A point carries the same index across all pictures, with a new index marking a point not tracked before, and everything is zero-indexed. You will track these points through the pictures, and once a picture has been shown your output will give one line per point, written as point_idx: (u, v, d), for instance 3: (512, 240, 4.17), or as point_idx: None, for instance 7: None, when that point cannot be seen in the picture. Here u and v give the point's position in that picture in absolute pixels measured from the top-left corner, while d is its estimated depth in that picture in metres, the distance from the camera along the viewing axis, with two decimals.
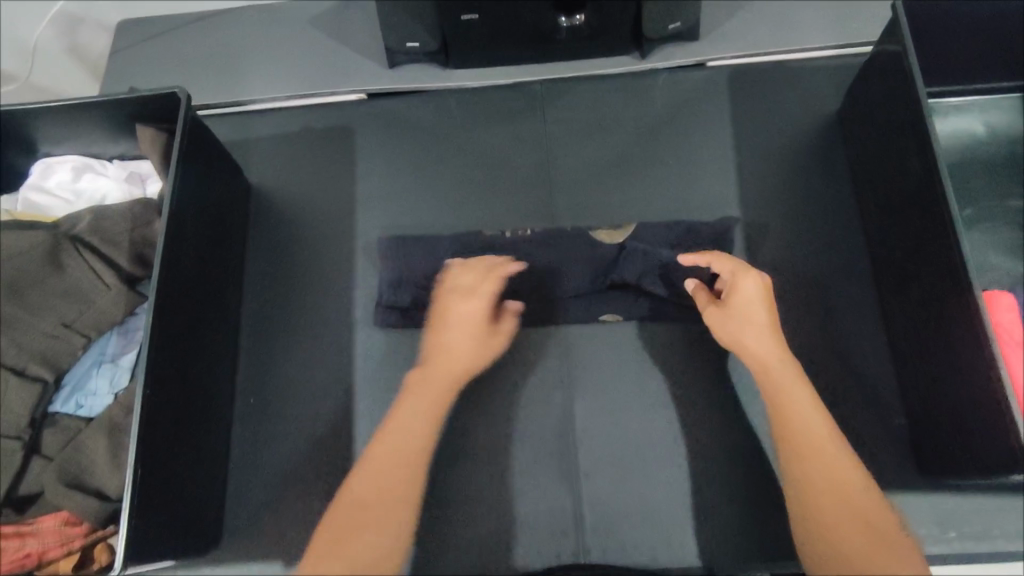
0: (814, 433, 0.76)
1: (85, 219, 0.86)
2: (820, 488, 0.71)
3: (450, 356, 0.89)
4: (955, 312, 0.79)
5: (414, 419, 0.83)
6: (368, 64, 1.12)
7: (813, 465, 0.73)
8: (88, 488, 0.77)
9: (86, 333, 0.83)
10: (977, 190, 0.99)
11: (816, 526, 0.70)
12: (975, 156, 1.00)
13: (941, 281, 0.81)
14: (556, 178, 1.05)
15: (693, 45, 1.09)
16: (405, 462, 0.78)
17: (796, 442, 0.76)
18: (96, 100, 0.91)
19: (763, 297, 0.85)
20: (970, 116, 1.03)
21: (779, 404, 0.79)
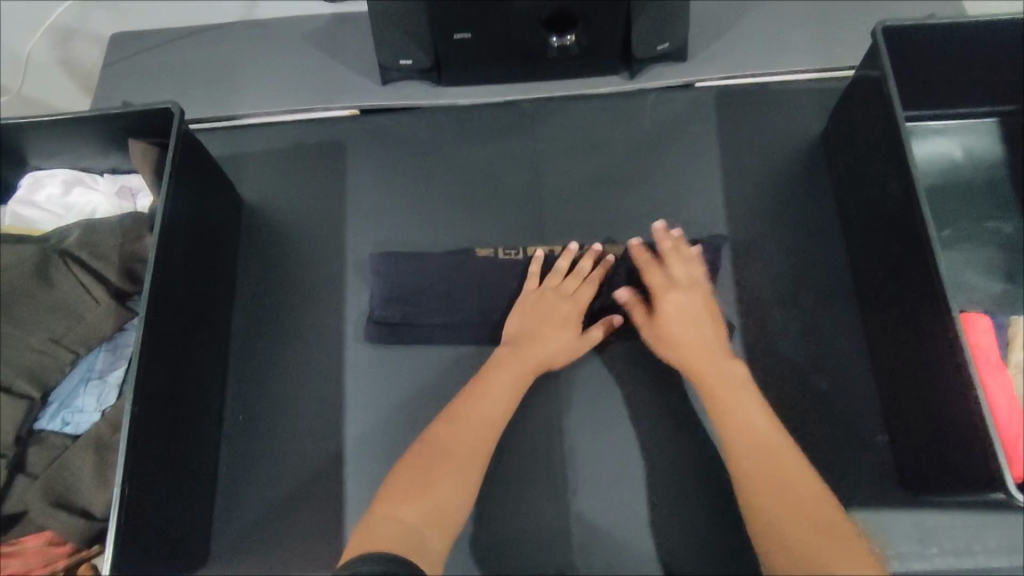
0: (754, 435, 0.80)
1: (74, 234, 0.86)
2: (761, 479, 0.77)
3: (539, 345, 0.91)
4: (934, 331, 0.81)
5: (488, 394, 0.87)
6: (360, 80, 1.13)
7: (753, 461, 0.78)
8: (73, 507, 0.76)
9: (74, 349, 0.83)
10: (956, 212, 1.01)
11: (759, 512, 0.75)
12: (954, 179, 1.03)
13: (920, 300, 0.84)
14: (547, 196, 1.07)
15: (681, 65, 1.12)
16: (478, 429, 0.84)
17: (738, 442, 0.80)
18: (88, 114, 0.91)
19: (691, 313, 0.91)
20: (948, 140, 1.06)
21: (721, 409, 0.84)
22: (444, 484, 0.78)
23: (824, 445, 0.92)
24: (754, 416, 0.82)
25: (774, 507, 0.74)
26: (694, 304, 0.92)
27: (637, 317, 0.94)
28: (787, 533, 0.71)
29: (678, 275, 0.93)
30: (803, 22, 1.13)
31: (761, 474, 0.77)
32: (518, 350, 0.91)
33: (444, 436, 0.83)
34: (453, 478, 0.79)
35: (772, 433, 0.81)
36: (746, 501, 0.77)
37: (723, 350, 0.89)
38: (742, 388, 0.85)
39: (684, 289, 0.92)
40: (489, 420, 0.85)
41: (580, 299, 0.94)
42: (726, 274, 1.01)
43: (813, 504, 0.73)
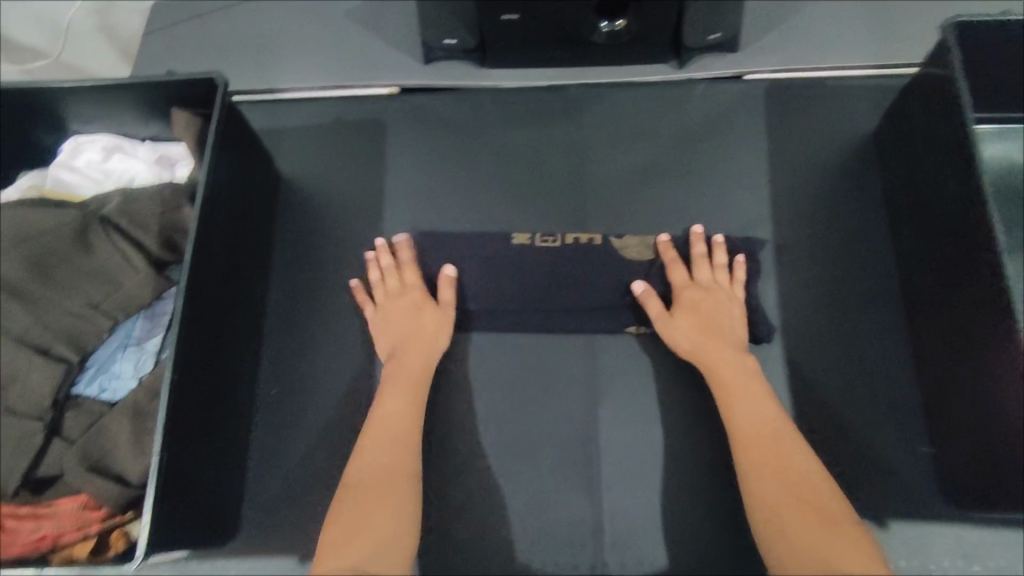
0: (759, 428, 0.81)
1: (115, 200, 0.85)
2: (763, 473, 0.77)
3: (417, 348, 0.90)
4: (988, 340, 0.79)
5: (396, 416, 0.85)
6: (402, 58, 1.11)
7: (757, 454, 0.79)
8: (109, 473, 0.76)
9: (113, 315, 0.82)
10: (1014, 219, 0.98)
11: (761, 505, 0.75)
12: (1013, 185, 0.99)
13: (975, 308, 0.81)
14: (588, 184, 1.04)
15: (731, 57, 1.08)
16: (396, 449, 0.82)
17: (744, 435, 0.81)
18: (133, 81, 0.90)
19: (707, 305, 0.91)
20: (1008, 144, 1.02)
21: (728, 402, 0.85)
22: (389, 512, 0.74)
23: (867, 453, 0.90)
24: (761, 409, 0.83)
25: (777, 501, 0.74)
26: (712, 300, 0.91)
27: (652, 309, 0.92)
28: (789, 527, 0.71)
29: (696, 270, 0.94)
30: (860, 16, 1.10)
31: (765, 469, 0.77)
32: (403, 357, 0.90)
33: (360, 468, 0.79)
34: (389, 499, 0.76)
35: (774, 416, 0.82)
36: (749, 495, 0.77)
37: (737, 348, 0.89)
38: (750, 382, 0.85)
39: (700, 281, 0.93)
40: (401, 432, 0.83)
41: (408, 285, 0.95)
42: (771, 273, 0.99)
43: (816, 498, 0.73)
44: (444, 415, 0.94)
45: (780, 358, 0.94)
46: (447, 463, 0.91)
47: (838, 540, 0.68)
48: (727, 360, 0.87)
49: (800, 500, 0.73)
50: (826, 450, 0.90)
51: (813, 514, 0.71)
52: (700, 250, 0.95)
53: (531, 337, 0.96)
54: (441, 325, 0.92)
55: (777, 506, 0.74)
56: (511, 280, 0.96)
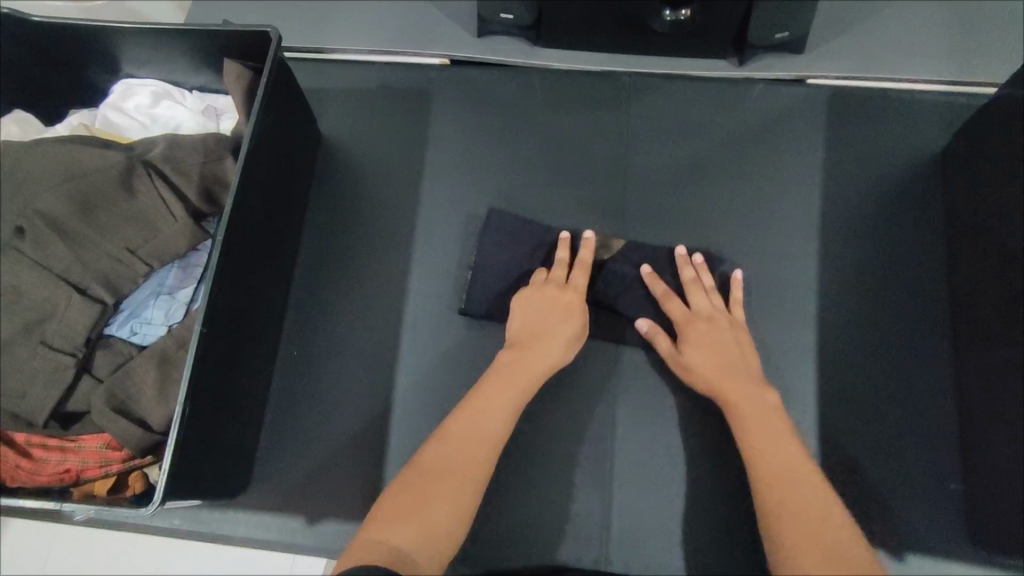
0: (775, 463, 0.75)
1: (159, 146, 0.86)
2: (777, 509, 0.72)
3: (538, 345, 0.85)
4: None
5: (495, 408, 0.80)
6: (456, 29, 1.09)
7: (778, 495, 0.73)
8: (131, 416, 0.77)
9: (149, 262, 0.83)
10: None
11: (778, 543, 0.69)
12: None
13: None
14: (632, 176, 1.01)
15: (795, 59, 1.04)
16: (476, 446, 0.76)
17: (763, 470, 0.75)
18: (188, 28, 0.89)
19: (714, 336, 0.86)
20: None
21: (746, 435, 0.79)
22: (447, 509, 0.71)
23: (893, 485, 0.87)
24: (783, 448, 0.76)
25: (795, 540, 0.68)
26: (720, 329, 0.87)
27: (663, 349, 0.88)
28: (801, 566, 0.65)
29: (698, 298, 0.90)
30: (937, 27, 1.04)
31: (784, 505, 0.71)
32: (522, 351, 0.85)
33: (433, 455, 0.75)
34: (449, 501, 0.71)
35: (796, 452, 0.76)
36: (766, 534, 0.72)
37: (759, 380, 0.83)
38: (772, 416, 0.79)
39: (704, 308, 0.89)
40: (488, 432, 0.78)
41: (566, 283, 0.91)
42: (812, 286, 0.95)
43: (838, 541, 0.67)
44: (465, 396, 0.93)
45: (812, 376, 0.91)
46: None
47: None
48: (750, 396, 0.81)
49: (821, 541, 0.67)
50: (848, 475, 0.88)
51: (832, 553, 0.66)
52: (690, 275, 0.92)
53: None
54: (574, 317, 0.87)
55: (791, 541, 0.68)
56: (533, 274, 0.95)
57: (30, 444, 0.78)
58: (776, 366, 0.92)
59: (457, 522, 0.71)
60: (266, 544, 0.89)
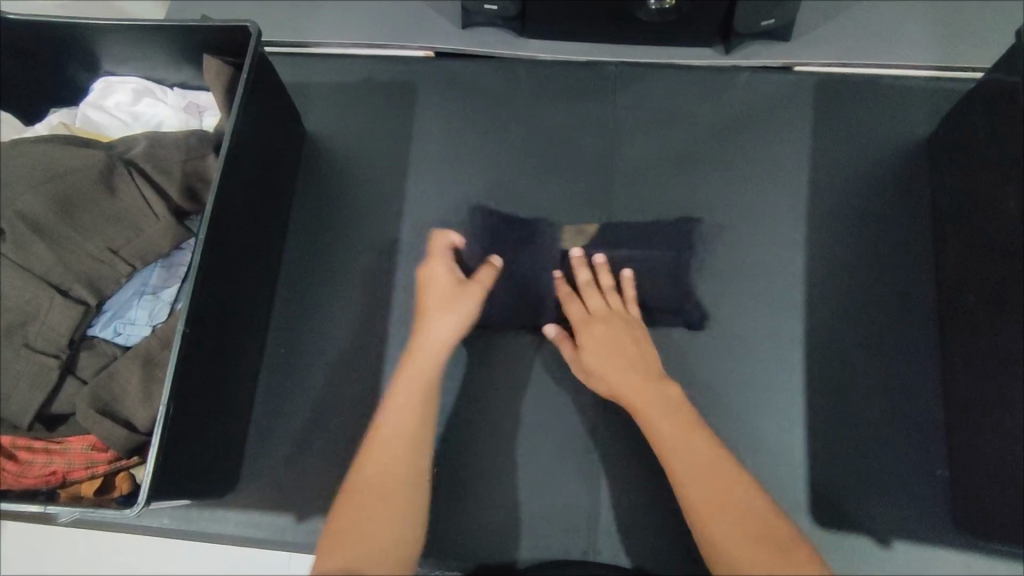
0: (695, 460, 0.73)
1: (140, 145, 0.85)
2: (706, 509, 0.70)
3: (422, 337, 0.84)
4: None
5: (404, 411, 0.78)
6: (440, 21, 1.08)
7: (703, 495, 0.71)
8: (116, 417, 0.77)
9: (132, 262, 0.83)
10: None
11: (714, 543, 0.68)
12: None
13: (1014, 334, 0.77)
14: (619, 168, 1.01)
15: (782, 46, 1.03)
16: (394, 450, 0.76)
17: (681, 471, 0.73)
18: (166, 24, 0.88)
19: (609, 340, 0.86)
20: None
21: (654, 435, 0.78)
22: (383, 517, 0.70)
23: (880, 474, 0.87)
24: (697, 441, 0.75)
25: (728, 540, 0.67)
26: (617, 328, 0.87)
27: (566, 352, 0.89)
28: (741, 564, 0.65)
29: (592, 301, 0.90)
30: (924, 13, 1.03)
31: (710, 503, 0.70)
32: (416, 345, 0.84)
33: (359, 476, 0.74)
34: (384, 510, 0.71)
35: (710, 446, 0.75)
36: (699, 534, 0.70)
37: (655, 373, 0.83)
38: (684, 417, 0.77)
39: (597, 309, 0.89)
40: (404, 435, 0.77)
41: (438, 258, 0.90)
42: (799, 277, 0.95)
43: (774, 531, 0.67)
44: (453, 392, 0.92)
45: (800, 366, 0.91)
46: (448, 437, 0.91)
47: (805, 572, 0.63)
48: (652, 396, 0.80)
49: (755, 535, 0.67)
50: (835, 463, 0.88)
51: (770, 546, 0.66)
52: (584, 279, 0.92)
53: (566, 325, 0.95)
54: (466, 298, 0.87)
55: (730, 548, 0.67)
56: (517, 272, 0.96)
57: (15, 446, 0.77)
58: (764, 357, 0.92)
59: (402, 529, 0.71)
60: (256, 542, 0.89)
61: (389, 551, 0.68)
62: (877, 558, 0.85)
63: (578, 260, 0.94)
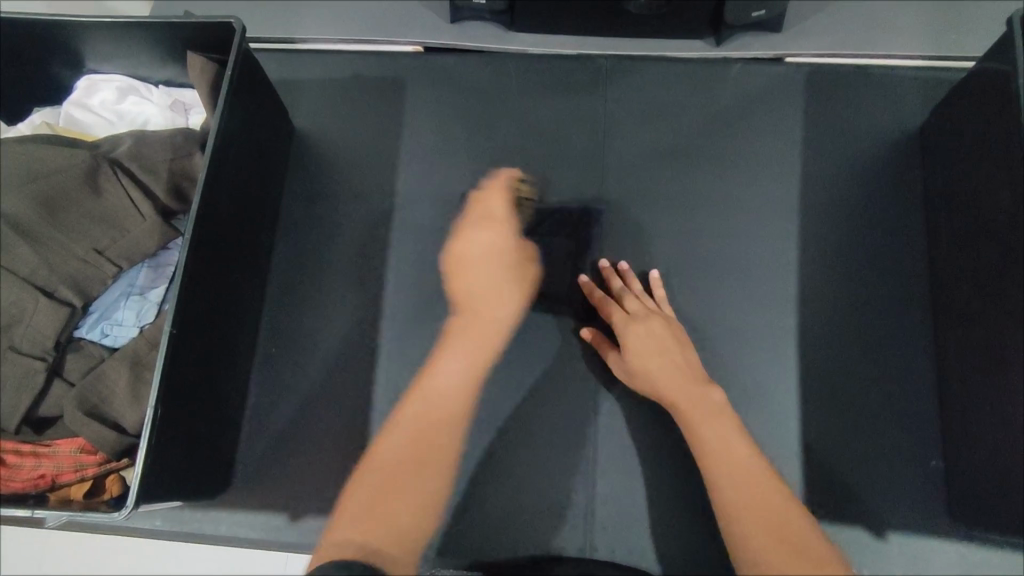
0: (728, 460, 0.75)
1: (125, 143, 0.84)
2: (738, 511, 0.71)
3: (479, 313, 0.89)
4: (1018, 359, 0.75)
5: (450, 385, 0.83)
6: (428, 15, 1.07)
7: (736, 493, 0.73)
8: (105, 419, 0.77)
9: (118, 262, 0.82)
10: None
11: (746, 545, 0.69)
12: None
13: (1008, 324, 0.77)
14: (610, 162, 1.00)
15: (773, 37, 1.03)
16: (430, 430, 0.80)
17: (721, 473, 0.74)
18: (149, 21, 0.87)
19: (651, 339, 0.85)
20: None
21: (697, 437, 0.78)
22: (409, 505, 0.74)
23: (876, 467, 0.87)
24: (731, 440, 0.77)
25: (761, 543, 0.68)
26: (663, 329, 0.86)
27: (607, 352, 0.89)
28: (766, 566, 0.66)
29: (630, 301, 0.89)
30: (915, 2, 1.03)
31: (745, 507, 0.71)
32: (468, 316, 0.89)
33: (387, 442, 0.79)
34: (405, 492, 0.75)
35: (743, 447, 0.76)
36: (727, 534, 0.71)
37: (702, 378, 0.83)
38: (718, 416, 0.79)
39: (636, 310, 0.88)
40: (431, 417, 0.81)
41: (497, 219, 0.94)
42: (793, 269, 0.95)
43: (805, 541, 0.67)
44: None
45: (794, 358, 0.91)
46: None
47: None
48: (692, 395, 0.80)
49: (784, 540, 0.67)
50: (830, 455, 0.88)
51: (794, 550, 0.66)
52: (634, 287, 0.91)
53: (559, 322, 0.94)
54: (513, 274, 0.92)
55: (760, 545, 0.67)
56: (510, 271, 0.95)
57: (3, 450, 0.76)
58: (757, 350, 0.92)
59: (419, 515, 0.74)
60: (249, 543, 0.89)
61: (407, 532, 0.71)
62: (873, 550, 0.85)
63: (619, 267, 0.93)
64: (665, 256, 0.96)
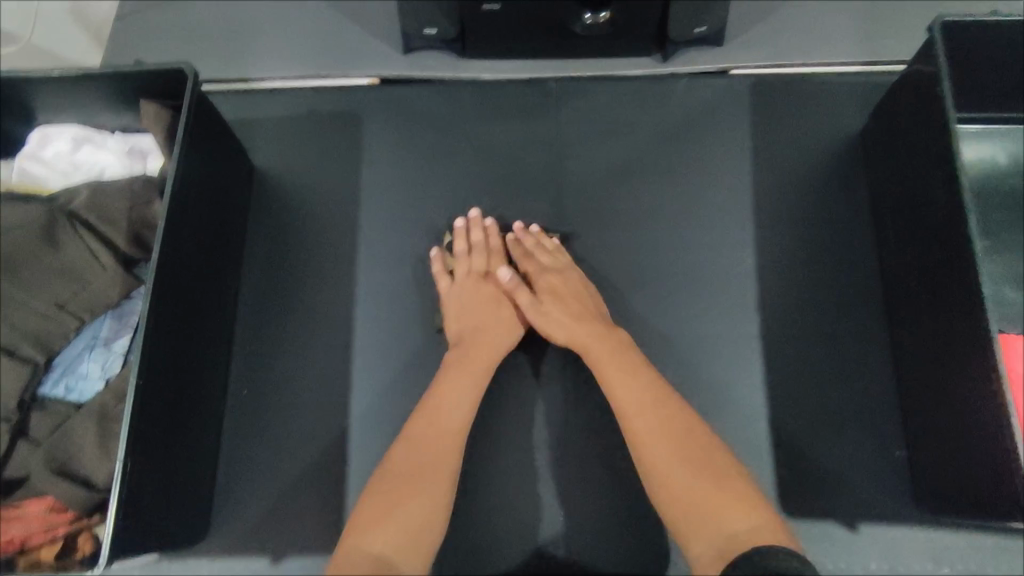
0: (649, 411, 0.79)
1: (82, 194, 0.83)
2: (649, 449, 0.77)
3: (479, 347, 0.88)
4: (968, 346, 0.78)
5: (452, 401, 0.83)
6: (382, 48, 1.09)
7: (658, 444, 0.77)
8: (74, 477, 0.76)
9: (81, 316, 0.81)
10: (999, 222, 0.95)
11: (662, 480, 0.75)
12: (996, 186, 0.97)
13: (955, 312, 0.80)
14: (568, 181, 1.03)
15: (715, 51, 1.06)
16: (440, 448, 0.79)
17: (631, 414, 0.80)
18: (99, 71, 0.87)
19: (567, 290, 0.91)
20: (995, 144, 0.99)
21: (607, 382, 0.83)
22: (418, 508, 0.73)
23: (845, 460, 0.90)
24: (646, 392, 0.81)
25: (684, 488, 0.73)
26: (569, 282, 0.92)
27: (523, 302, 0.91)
28: (696, 510, 0.71)
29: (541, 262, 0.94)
30: (847, 11, 1.08)
31: (664, 455, 0.76)
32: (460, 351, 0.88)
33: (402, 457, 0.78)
34: (419, 499, 0.74)
35: (659, 396, 0.81)
36: (643, 471, 0.78)
37: (608, 325, 0.88)
38: (635, 371, 0.83)
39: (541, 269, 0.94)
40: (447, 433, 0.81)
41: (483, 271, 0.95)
42: (751, 274, 0.98)
43: (723, 470, 0.74)
44: None
45: (758, 360, 0.94)
46: None
47: (744, 513, 0.69)
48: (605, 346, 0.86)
49: (700, 472, 0.73)
50: (800, 452, 0.90)
51: (709, 480, 0.73)
52: (531, 243, 0.95)
53: (530, 341, 0.96)
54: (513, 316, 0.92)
55: (684, 492, 0.73)
56: None
57: None
58: (723, 356, 0.94)
59: (433, 524, 0.73)
60: None
61: (419, 536, 0.71)
62: (848, 542, 0.87)
63: (521, 227, 0.96)
64: (628, 270, 0.98)
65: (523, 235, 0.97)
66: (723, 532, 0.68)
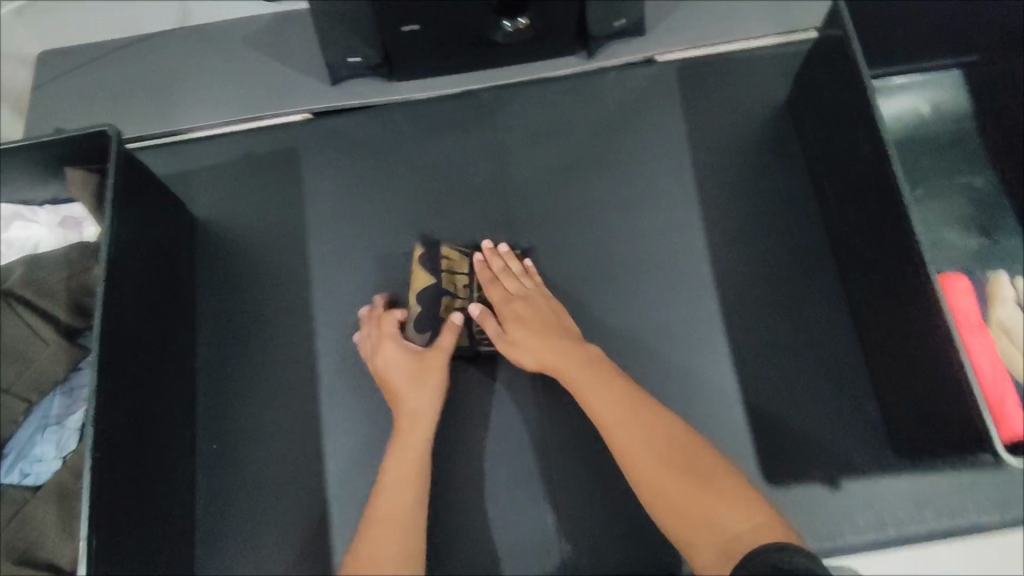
0: (628, 422, 0.78)
1: (17, 270, 0.81)
2: (636, 462, 0.76)
3: (412, 424, 0.84)
4: (914, 291, 0.80)
5: (398, 491, 0.80)
6: (308, 82, 1.08)
7: (642, 453, 0.76)
8: (39, 562, 0.74)
9: (27, 396, 0.79)
10: (927, 169, 0.98)
11: (656, 487, 0.74)
12: (920, 136, 1.00)
13: (897, 261, 0.82)
14: (512, 188, 1.03)
15: (637, 41, 1.08)
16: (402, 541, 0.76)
17: (612, 425, 0.79)
18: (19, 143, 0.85)
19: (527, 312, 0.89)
20: (916, 95, 1.01)
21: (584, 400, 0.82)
22: None
23: (820, 422, 0.91)
24: (622, 401, 0.80)
25: (673, 493, 0.73)
26: (533, 304, 0.89)
27: (490, 331, 0.89)
28: (687, 514, 0.71)
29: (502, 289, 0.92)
30: None
31: (650, 462, 0.75)
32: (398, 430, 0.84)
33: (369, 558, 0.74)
34: None
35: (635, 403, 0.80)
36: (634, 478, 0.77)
37: (577, 341, 0.87)
38: (608, 382, 0.82)
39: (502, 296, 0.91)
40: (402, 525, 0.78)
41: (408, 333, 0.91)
42: (703, 253, 0.99)
43: (713, 472, 0.73)
44: None
45: (722, 337, 0.95)
46: None
47: (733, 507, 0.70)
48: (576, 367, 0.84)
49: (685, 473, 0.73)
50: (775, 420, 0.91)
51: (697, 483, 0.72)
52: (498, 267, 0.94)
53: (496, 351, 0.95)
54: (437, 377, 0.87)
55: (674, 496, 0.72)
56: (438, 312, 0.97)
57: None
58: (687, 338, 0.95)
59: None
60: None
61: None
62: (834, 502, 0.88)
63: (488, 247, 0.96)
64: (583, 266, 0.99)
65: (485, 254, 0.95)
66: (715, 532, 0.69)
